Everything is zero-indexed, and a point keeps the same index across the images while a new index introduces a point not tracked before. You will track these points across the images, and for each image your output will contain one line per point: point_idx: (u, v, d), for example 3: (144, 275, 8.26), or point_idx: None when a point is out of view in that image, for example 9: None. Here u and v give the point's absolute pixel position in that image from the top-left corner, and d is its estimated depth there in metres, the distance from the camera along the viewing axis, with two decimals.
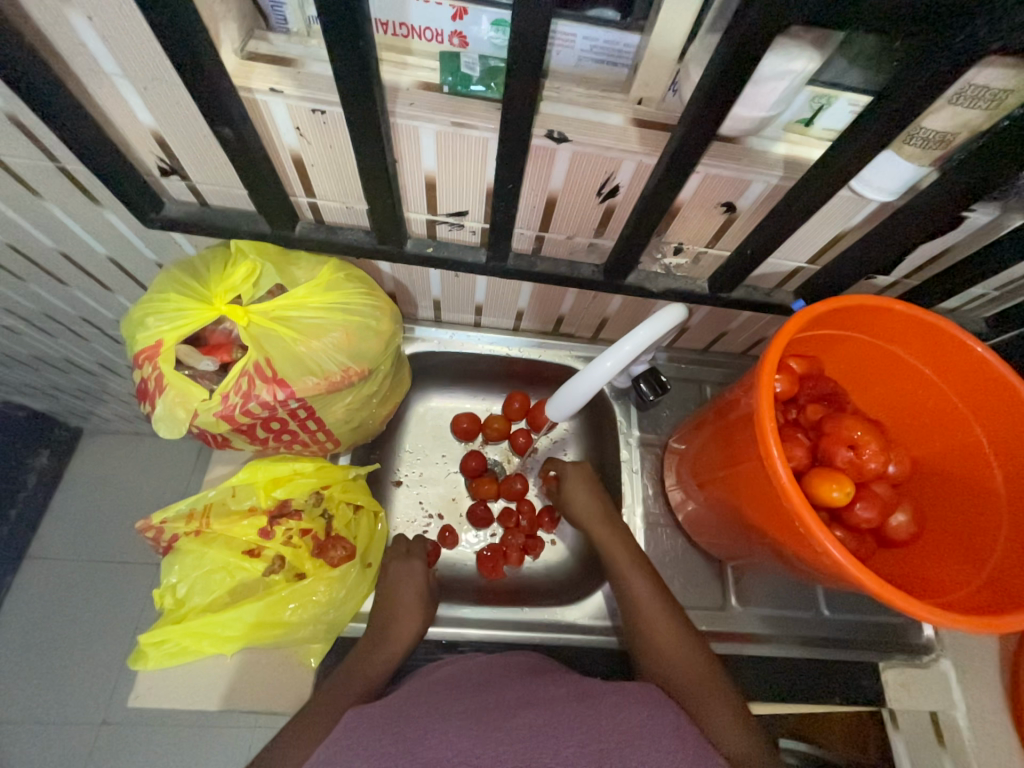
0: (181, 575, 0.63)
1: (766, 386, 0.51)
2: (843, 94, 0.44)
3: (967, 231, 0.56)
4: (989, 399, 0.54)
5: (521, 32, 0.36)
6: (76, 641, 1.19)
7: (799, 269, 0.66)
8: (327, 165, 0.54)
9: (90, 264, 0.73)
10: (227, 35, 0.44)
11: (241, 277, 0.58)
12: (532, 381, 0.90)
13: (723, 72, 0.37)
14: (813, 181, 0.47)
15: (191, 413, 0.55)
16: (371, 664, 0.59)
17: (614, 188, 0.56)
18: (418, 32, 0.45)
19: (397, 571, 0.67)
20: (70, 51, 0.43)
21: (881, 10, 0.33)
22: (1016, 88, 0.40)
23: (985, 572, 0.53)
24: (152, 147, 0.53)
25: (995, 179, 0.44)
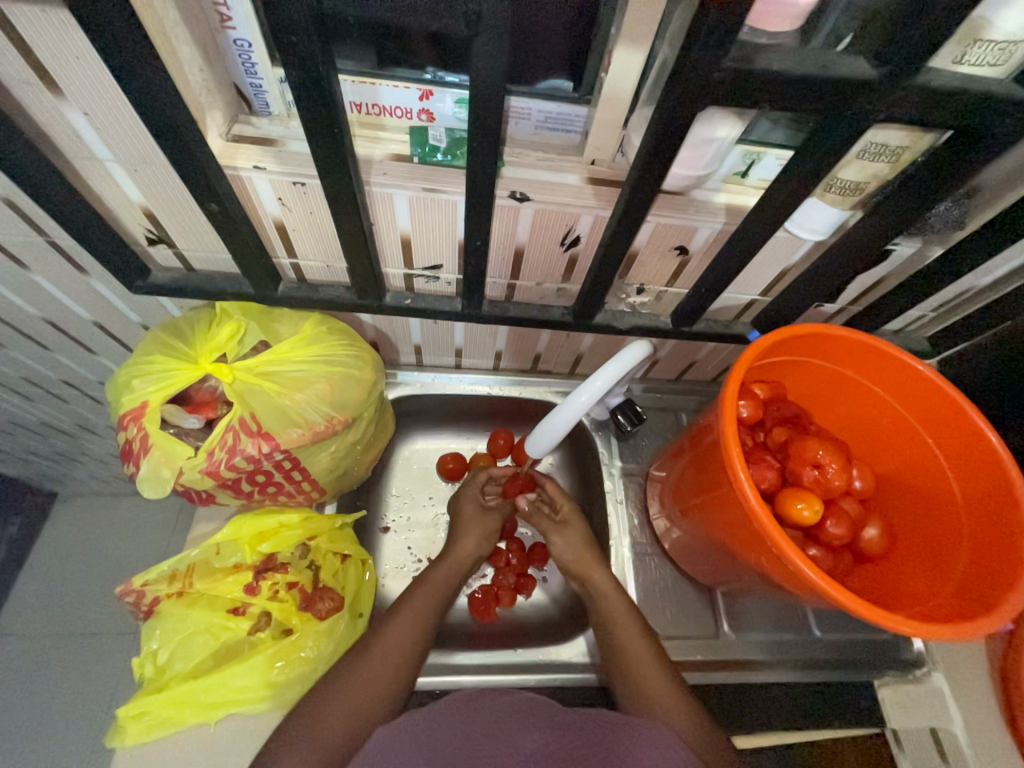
0: (162, 640, 0.61)
1: (729, 413, 0.54)
2: (770, 151, 0.50)
3: (895, 262, 0.62)
4: (938, 415, 0.58)
5: (479, 114, 0.41)
6: (43, 724, 1.11)
7: (754, 302, 0.71)
8: (308, 229, 0.58)
9: (74, 329, 0.75)
10: (213, 121, 0.49)
11: (227, 336, 0.60)
12: (514, 419, 0.92)
13: (657, 142, 0.43)
14: (750, 227, 0.53)
15: (175, 471, 0.55)
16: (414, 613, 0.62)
17: (576, 239, 0.60)
18: (389, 110, 0.51)
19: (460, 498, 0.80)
20: (65, 141, 0.47)
21: (783, 90, 0.39)
22: (910, 144, 0.46)
23: (953, 582, 0.55)
24: (140, 220, 0.56)
25: (908, 217, 0.49)
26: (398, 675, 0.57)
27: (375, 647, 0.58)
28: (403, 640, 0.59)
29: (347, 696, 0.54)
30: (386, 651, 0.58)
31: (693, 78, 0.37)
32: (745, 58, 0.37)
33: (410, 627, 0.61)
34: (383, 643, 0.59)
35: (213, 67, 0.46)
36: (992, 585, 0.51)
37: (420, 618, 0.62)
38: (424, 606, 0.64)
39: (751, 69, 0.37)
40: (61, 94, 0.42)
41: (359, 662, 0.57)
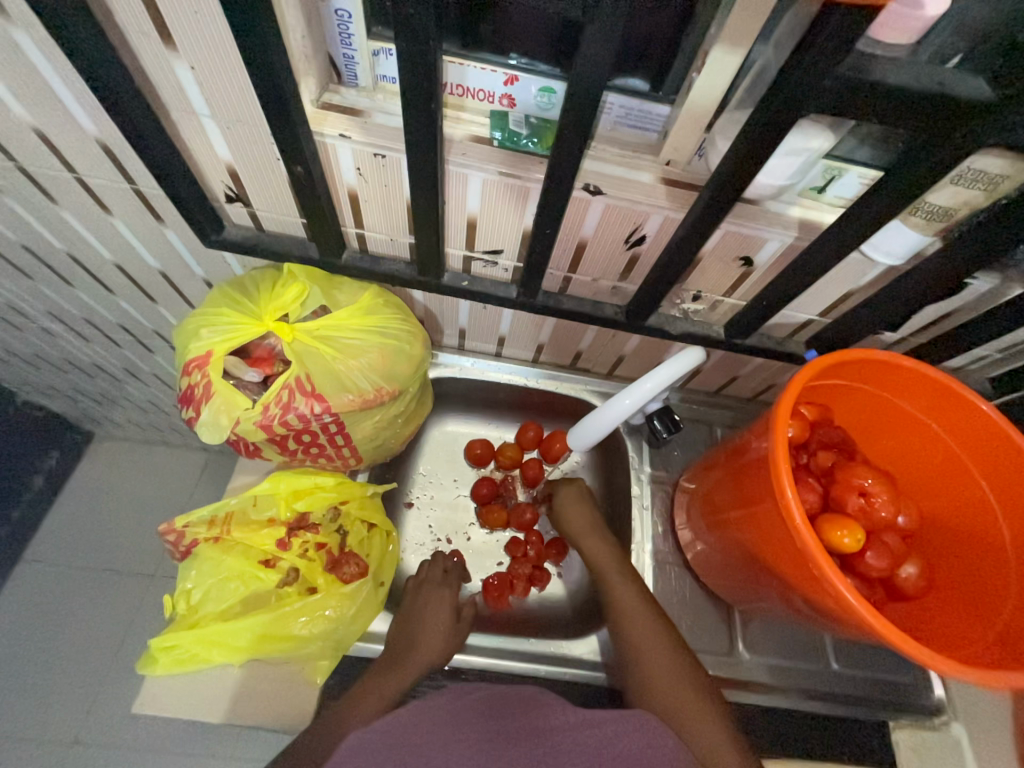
0: (197, 581, 0.64)
1: (780, 431, 0.53)
2: (852, 168, 0.49)
3: (969, 297, 0.60)
4: (997, 457, 0.56)
5: (575, 102, 0.41)
6: (63, 649, 1.17)
7: (810, 322, 0.70)
8: (379, 202, 0.59)
9: (140, 276, 0.78)
10: (306, 87, 0.50)
11: (291, 297, 0.62)
12: (547, 413, 0.93)
13: (750, 146, 0.42)
14: (825, 244, 0.51)
15: (232, 421, 0.57)
16: (387, 679, 0.60)
17: (641, 238, 0.60)
18: (473, 93, 0.51)
19: (427, 595, 0.70)
20: (168, 92, 0.49)
21: (891, 104, 0.38)
22: (1011, 175, 0.45)
23: (995, 630, 0.53)
24: (222, 176, 0.58)
25: (996, 251, 0.48)
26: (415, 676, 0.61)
27: (404, 657, 0.62)
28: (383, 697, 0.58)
29: (369, 695, 0.58)
30: (411, 662, 0.62)
31: (802, 83, 0.37)
32: (859, 68, 0.36)
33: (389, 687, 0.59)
34: (405, 660, 0.62)
35: (314, 34, 0.47)
36: None
37: (397, 683, 0.59)
38: (406, 669, 0.61)
39: (863, 80, 0.36)
40: (174, 47, 0.44)
41: (383, 672, 0.61)
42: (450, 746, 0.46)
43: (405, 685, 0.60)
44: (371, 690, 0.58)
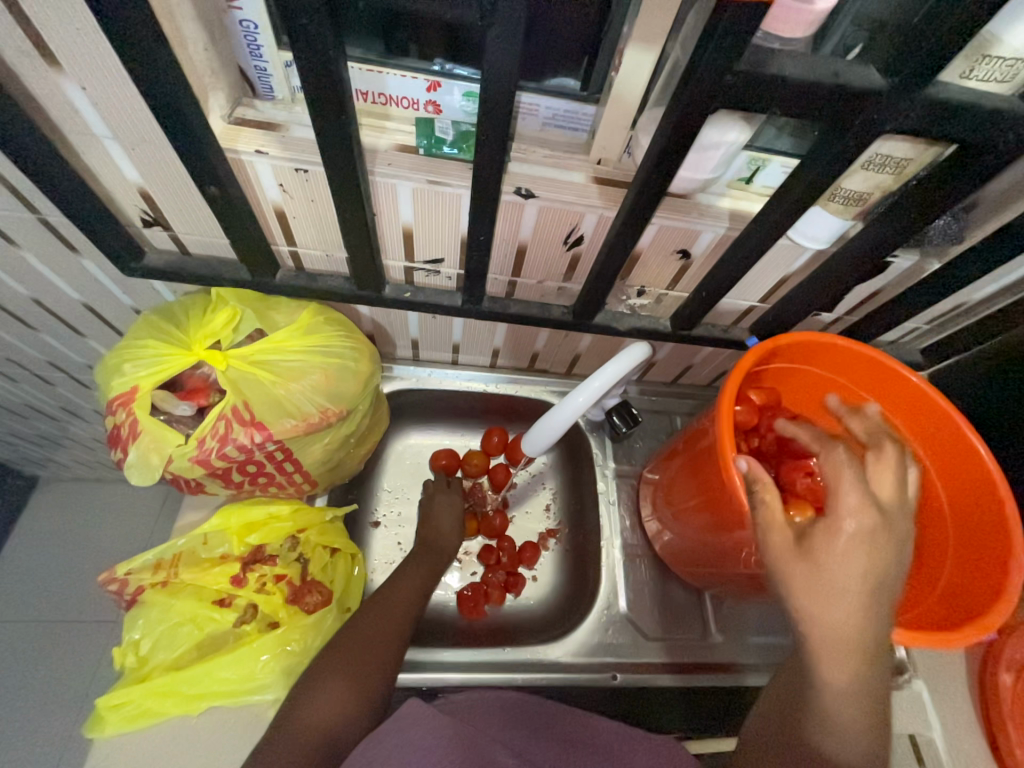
0: (144, 630, 0.60)
1: (726, 418, 0.54)
2: (774, 158, 0.50)
3: (894, 275, 0.63)
4: (928, 425, 0.59)
5: (490, 106, 0.40)
6: (14, 714, 1.09)
7: (752, 308, 0.71)
8: (308, 217, 0.57)
9: (61, 310, 0.73)
10: (215, 102, 0.48)
11: (222, 323, 0.59)
12: (509, 417, 0.92)
13: (668, 142, 0.42)
14: (753, 234, 0.53)
15: (164, 458, 0.54)
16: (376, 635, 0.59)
17: (579, 238, 0.60)
18: (396, 100, 0.50)
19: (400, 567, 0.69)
20: (61, 115, 0.45)
21: (792, 96, 0.38)
22: (915, 157, 0.47)
23: (937, 589, 0.56)
24: (135, 200, 0.55)
25: (909, 230, 0.50)
26: (392, 640, 0.59)
27: (365, 617, 0.61)
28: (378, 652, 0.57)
29: (348, 668, 0.55)
30: (383, 624, 0.60)
31: (706, 79, 0.37)
32: (759, 62, 0.37)
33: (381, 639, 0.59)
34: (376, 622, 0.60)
35: (218, 47, 0.45)
36: (977, 595, 0.52)
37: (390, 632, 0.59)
38: (390, 624, 0.60)
39: (763, 74, 0.37)
40: (59, 67, 0.41)
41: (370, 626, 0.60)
42: None
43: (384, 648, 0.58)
44: (364, 647, 0.57)
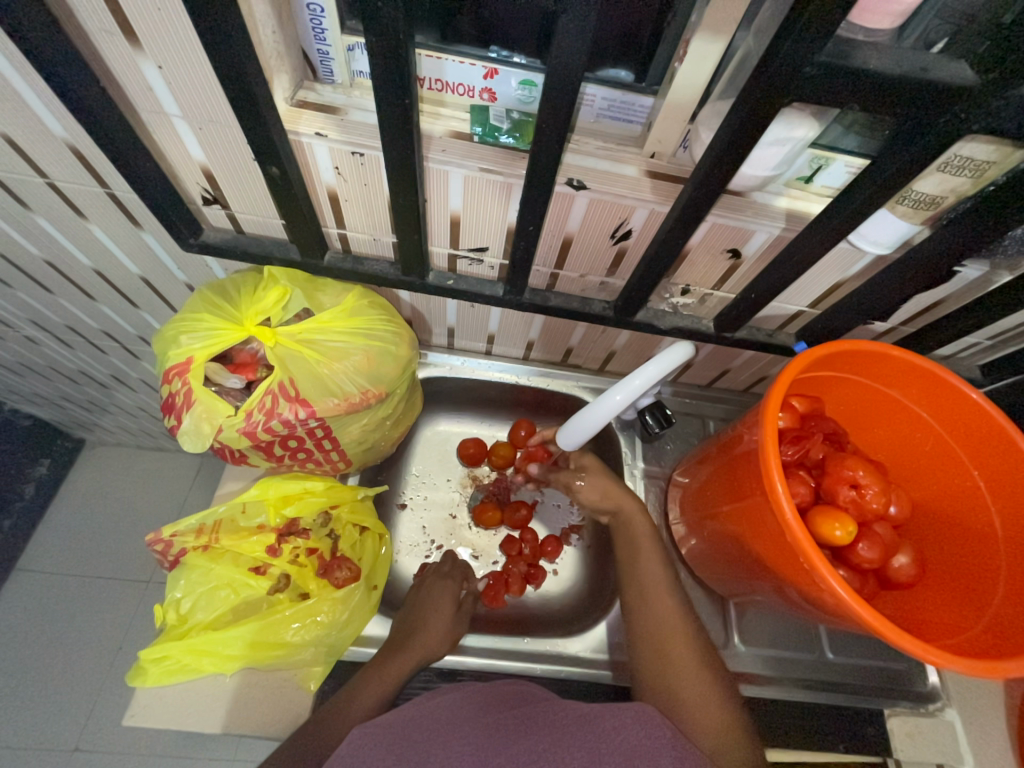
0: (186, 590, 0.63)
1: (771, 423, 0.53)
2: (839, 157, 0.48)
3: (957, 285, 0.60)
4: (988, 446, 0.55)
5: (553, 94, 0.40)
6: (58, 658, 1.16)
7: (800, 313, 0.69)
8: (359, 201, 0.58)
9: (120, 281, 0.76)
10: (279, 84, 0.49)
11: (272, 301, 0.61)
12: (539, 410, 0.92)
13: (733, 136, 0.41)
14: (812, 236, 0.51)
15: (214, 428, 0.56)
16: (389, 666, 0.60)
17: (626, 232, 0.59)
18: (452, 87, 0.50)
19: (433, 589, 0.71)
20: (137, 93, 0.47)
21: (873, 91, 0.37)
22: (997, 161, 0.44)
23: (986, 618, 0.53)
24: (198, 178, 0.57)
25: (982, 239, 0.47)
26: (376, 702, 0.57)
27: (364, 679, 0.59)
28: (388, 684, 0.59)
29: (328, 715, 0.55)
30: (371, 688, 0.58)
31: (780, 72, 0.36)
32: (840, 54, 0.35)
33: (394, 673, 0.60)
34: (349, 703, 0.56)
35: (285, 29, 0.46)
36: None
37: (400, 669, 0.60)
38: (404, 663, 0.61)
39: (844, 66, 0.35)
40: (139, 46, 0.43)
41: (384, 661, 0.61)
42: (446, 750, 0.45)
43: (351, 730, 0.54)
44: (378, 679, 0.59)
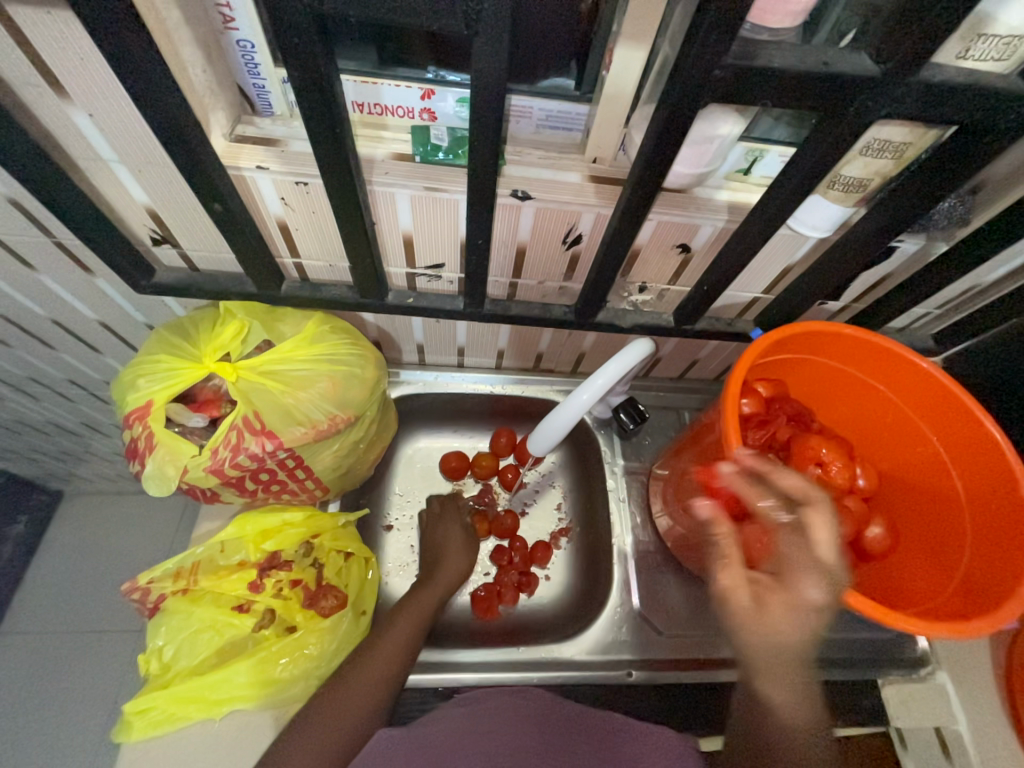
0: (167, 637, 0.62)
1: (731, 410, 0.54)
2: (772, 148, 0.50)
3: (899, 260, 0.62)
4: (943, 412, 0.58)
5: (480, 113, 0.41)
6: (48, 721, 1.12)
7: (756, 300, 0.71)
8: (310, 229, 0.58)
9: (78, 328, 0.75)
10: (216, 122, 0.49)
11: (230, 335, 0.60)
12: (517, 418, 0.93)
13: (659, 137, 0.42)
14: (751, 226, 0.53)
15: (180, 470, 0.55)
16: (422, 597, 0.69)
17: (577, 237, 0.60)
18: (392, 110, 0.51)
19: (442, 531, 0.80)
20: (71, 142, 0.47)
21: (783, 86, 0.38)
22: (914, 141, 0.46)
23: (958, 578, 0.55)
24: (145, 221, 0.56)
25: (911, 216, 0.49)
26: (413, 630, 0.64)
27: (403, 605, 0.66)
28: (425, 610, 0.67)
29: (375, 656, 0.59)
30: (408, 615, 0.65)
31: (693, 74, 0.37)
32: (746, 55, 0.36)
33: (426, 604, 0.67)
34: (380, 645, 0.60)
35: (216, 68, 0.46)
36: (997, 581, 0.51)
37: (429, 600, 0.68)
38: (427, 599, 0.68)
39: (751, 65, 0.37)
40: (67, 96, 0.43)
41: (416, 592, 0.69)
42: None
43: (397, 669, 0.59)
44: (414, 606, 0.67)
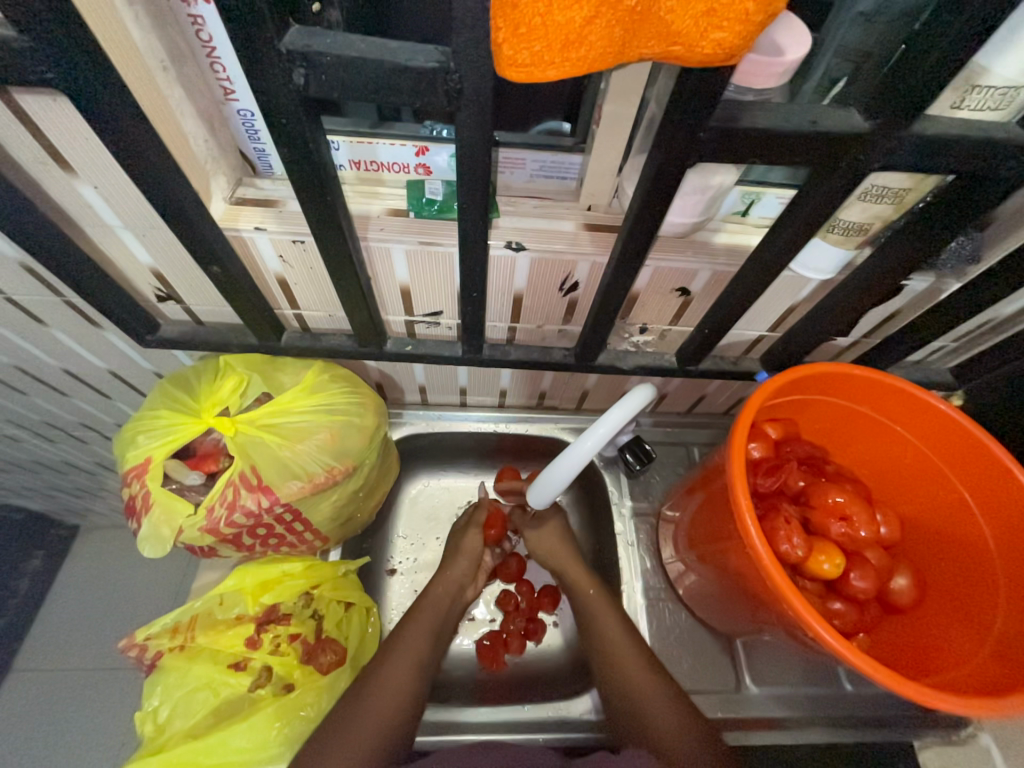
0: (163, 696, 0.60)
1: (739, 458, 0.52)
2: (769, 190, 0.50)
3: (909, 296, 0.60)
4: (968, 459, 0.54)
5: (467, 178, 0.41)
6: None
7: (761, 338, 0.69)
8: (309, 282, 0.59)
9: (87, 378, 0.77)
10: (217, 187, 0.50)
11: (229, 389, 0.61)
12: (522, 456, 0.91)
13: (649, 192, 0.42)
14: (750, 272, 0.51)
15: (174, 530, 0.55)
16: (426, 606, 0.68)
17: (574, 284, 0.60)
18: (388, 166, 0.51)
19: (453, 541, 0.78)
20: (78, 212, 0.49)
21: (773, 144, 0.38)
22: (913, 186, 0.45)
23: (992, 642, 0.51)
24: (149, 279, 0.58)
25: (914, 259, 0.48)
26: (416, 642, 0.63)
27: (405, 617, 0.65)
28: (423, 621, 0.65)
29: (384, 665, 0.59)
30: (410, 630, 0.64)
31: (679, 138, 0.37)
32: (731, 117, 0.36)
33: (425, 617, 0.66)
34: (386, 653, 0.60)
35: (218, 137, 0.48)
36: None
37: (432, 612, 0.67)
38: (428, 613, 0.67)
39: (737, 127, 0.36)
40: (73, 171, 0.44)
41: (415, 603, 0.68)
42: None
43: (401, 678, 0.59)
44: (414, 617, 0.66)
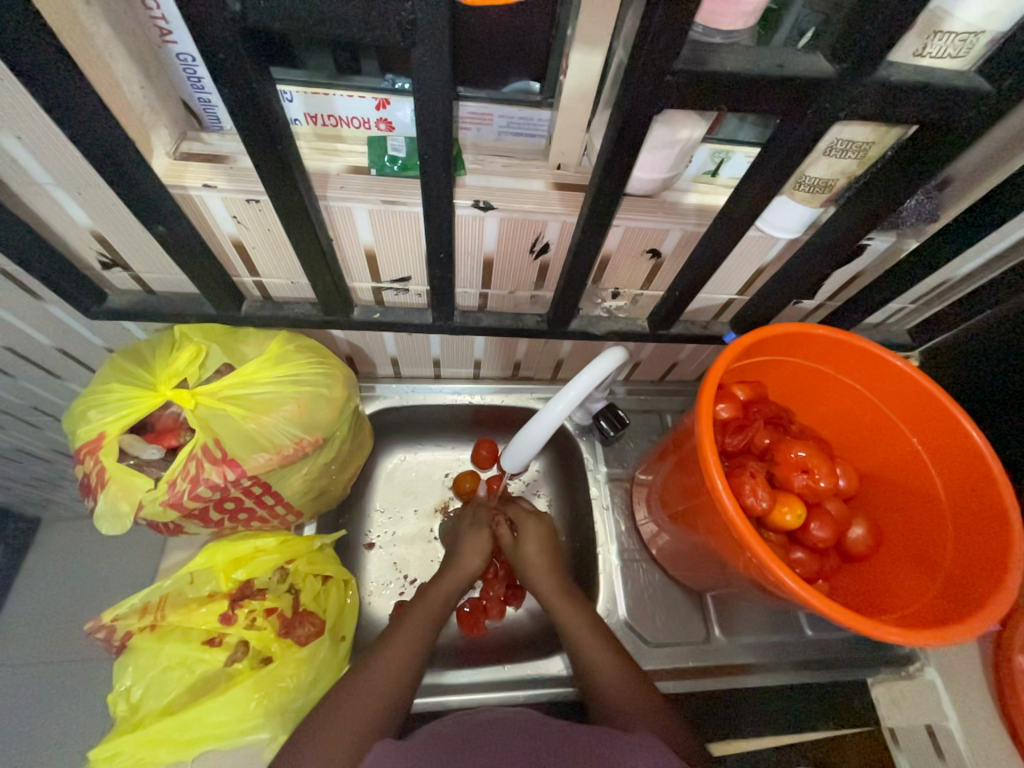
0: (134, 676, 0.59)
1: (706, 416, 0.53)
2: (738, 149, 0.49)
3: (871, 256, 0.61)
4: (921, 412, 0.57)
5: (427, 127, 0.39)
6: None
7: (731, 302, 0.70)
8: (268, 247, 0.56)
9: (32, 356, 0.72)
10: (159, 140, 0.47)
11: (186, 361, 0.58)
12: (498, 427, 0.91)
13: (617, 142, 0.40)
14: (719, 231, 0.51)
15: (134, 505, 0.53)
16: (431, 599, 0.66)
17: (544, 246, 0.59)
18: (347, 121, 0.48)
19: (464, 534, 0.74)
20: (1, 166, 0.44)
21: (740, 90, 0.37)
22: (876, 140, 0.45)
23: (939, 581, 0.54)
24: (91, 244, 0.54)
25: (877, 215, 0.48)
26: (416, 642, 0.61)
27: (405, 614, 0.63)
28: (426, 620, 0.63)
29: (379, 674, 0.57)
30: (408, 625, 0.62)
31: (645, 82, 0.36)
32: (699, 60, 0.35)
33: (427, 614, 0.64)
34: (386, 654, 0.58)
35: (156, 84, 0.44)
36: (977, 582, 0.50)
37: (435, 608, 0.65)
38: (433, 605, 0.65)
39: (704, 71, 0.35)
40: None
41: (420, 600, 0.65)
42: None
43: (401, 682, 0.56)
44: (416, 615, 0.63)
